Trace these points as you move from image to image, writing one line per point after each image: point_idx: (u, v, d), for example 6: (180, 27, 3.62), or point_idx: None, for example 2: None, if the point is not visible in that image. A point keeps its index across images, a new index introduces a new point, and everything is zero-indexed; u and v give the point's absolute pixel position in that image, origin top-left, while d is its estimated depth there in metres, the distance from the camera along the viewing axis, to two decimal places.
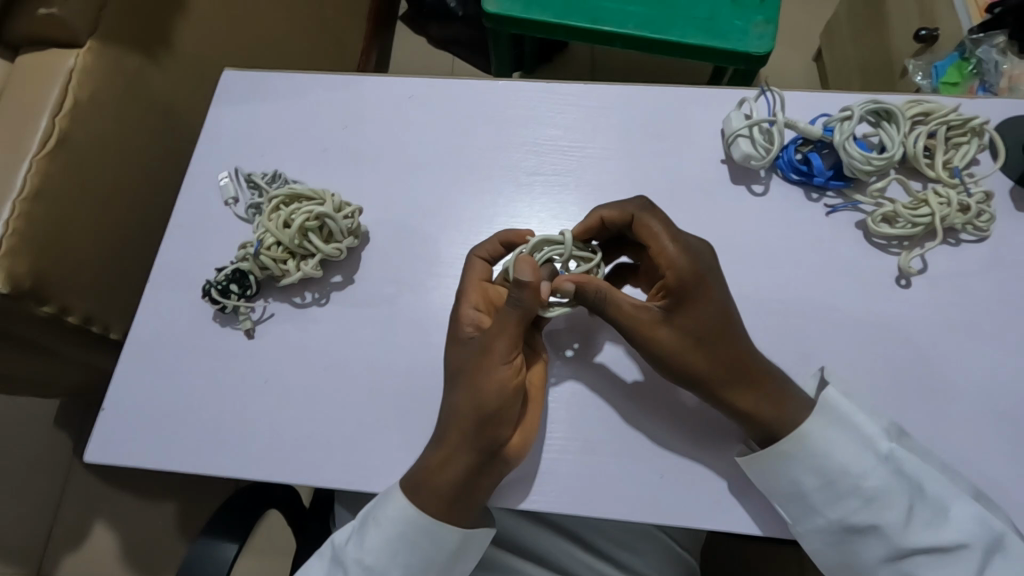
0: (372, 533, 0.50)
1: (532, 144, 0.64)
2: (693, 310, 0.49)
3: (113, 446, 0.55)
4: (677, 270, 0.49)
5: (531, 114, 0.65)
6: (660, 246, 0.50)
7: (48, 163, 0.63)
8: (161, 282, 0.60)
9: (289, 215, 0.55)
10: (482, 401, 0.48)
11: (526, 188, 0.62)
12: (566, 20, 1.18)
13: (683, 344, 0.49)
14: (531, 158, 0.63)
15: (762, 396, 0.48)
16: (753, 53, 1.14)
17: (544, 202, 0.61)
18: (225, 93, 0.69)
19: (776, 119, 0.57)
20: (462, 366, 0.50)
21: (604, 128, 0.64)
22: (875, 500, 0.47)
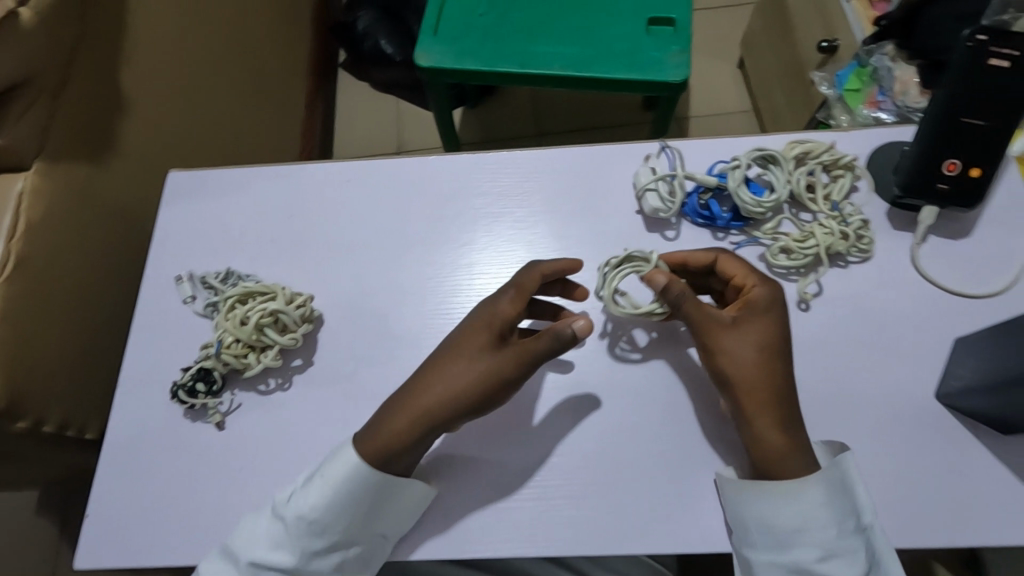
0: (317, 489, 0.53)
1: (469, 215, 0.69)
2: (755, 328, 0.55)
3: (100, 550, 0.58)
4: (755, 292, 0.56)
5: (465, 184, 0.70)
6: (740, 275, 0.58)
7: (7, 287, 0.65)
8: (131, 386, 0.64)
9: (244, 314, 0.59)
10: (470, 387, 0.55)
11: (467, 258, 0.67)
12: (495, 67, 1.25)
13: (745, 354, 0.54)
14: (469, 228, 0.68)
15: (790, 429, 0.53)
16: (672, 81, 1.22)
17: (484, 270, 0.67)
18: (172, 194, 0.72)
19: (677, 174, 0.63)
20: (480, 355, 0.55)
21: (530, 191, 0.69)
22: (834, 556, 0.49)
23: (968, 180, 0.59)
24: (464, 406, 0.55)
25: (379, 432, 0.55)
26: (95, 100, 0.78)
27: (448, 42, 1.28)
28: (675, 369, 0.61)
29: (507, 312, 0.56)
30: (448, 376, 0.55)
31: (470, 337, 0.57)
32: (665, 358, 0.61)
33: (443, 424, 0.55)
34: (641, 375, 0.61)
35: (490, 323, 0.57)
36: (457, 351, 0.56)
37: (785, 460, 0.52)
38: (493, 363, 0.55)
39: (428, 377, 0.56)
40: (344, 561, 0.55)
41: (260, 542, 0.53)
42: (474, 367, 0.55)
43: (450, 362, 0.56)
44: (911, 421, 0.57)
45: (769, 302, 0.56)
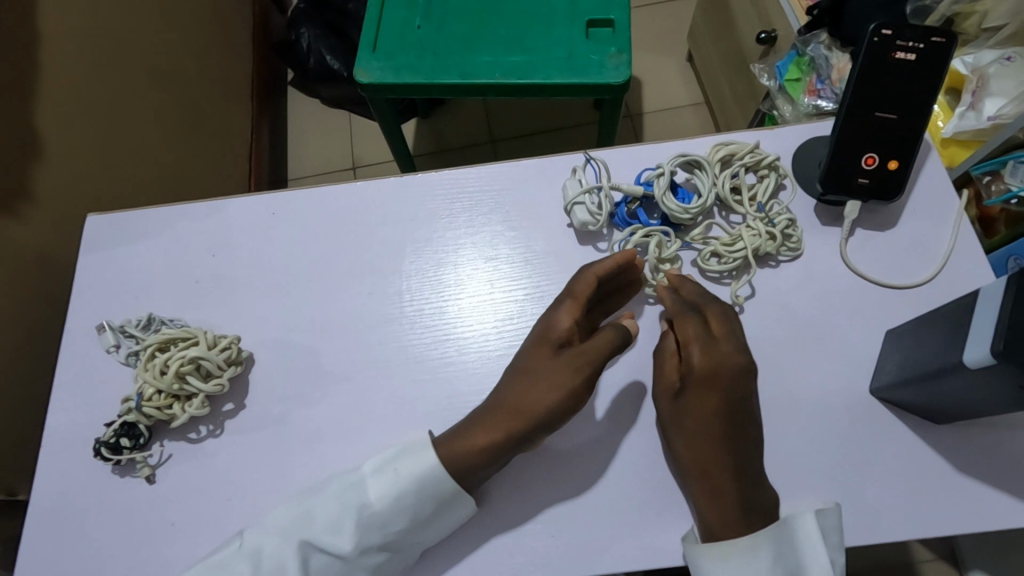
0: (384, 481, 0.54)
1: (399, 241, 0.68)
2: (699, 403, 0.54)
3: None
4: (694, 365, 0.55)
5: (393, 210, 0.69)
6: (689, 348, 0.55)
7: None
8: (54, 445, 0.61)
9: (164, 363, 0.57)
10: (543, 399, 0.53)
11: (398, 286, 0.66)
12: (437, 80, 1.23)
13: (679, 426, 0.54)
14: (400, 254, 0.67)
15: (728, 500, 0.51)
16: (612, 83, 1.21)
17: (417, 297, 0.65)
18: (91, 240, 0.70)
19: (602, 186, 0.62)
20: (547, 366, 0.55)
21: (464, 206, 0.69)
22: None
23: (887, 172, 0.60)
24: (536, 419, 0.53)
25: (449, 458, 0.54)
26: (7, 148, 0.75)
27: (387, 58, 1.26)
28: (616, 381, 0.60)
29: (566, 320, 0.57)
30: (519, 391, 0.55)
31: (534, 349, 0.57)
32: (602, 373, 0.61)
33: (517, 440, 0.53)
34: None
35: (551, 334, 0.57)
36: (525, 366, 0.56)
37: (731, 524, 0.51)
38: (559, 371, 0.54)
39: (498, 398, 0.56)
40: (387, 563, 0.54)
41: (321, 527, 0.53)
42: (540, 380, 0.54)
43: (516, 379, 0.56)
44: (847, 418, 0.57)
45: (717, 372, 0.54)
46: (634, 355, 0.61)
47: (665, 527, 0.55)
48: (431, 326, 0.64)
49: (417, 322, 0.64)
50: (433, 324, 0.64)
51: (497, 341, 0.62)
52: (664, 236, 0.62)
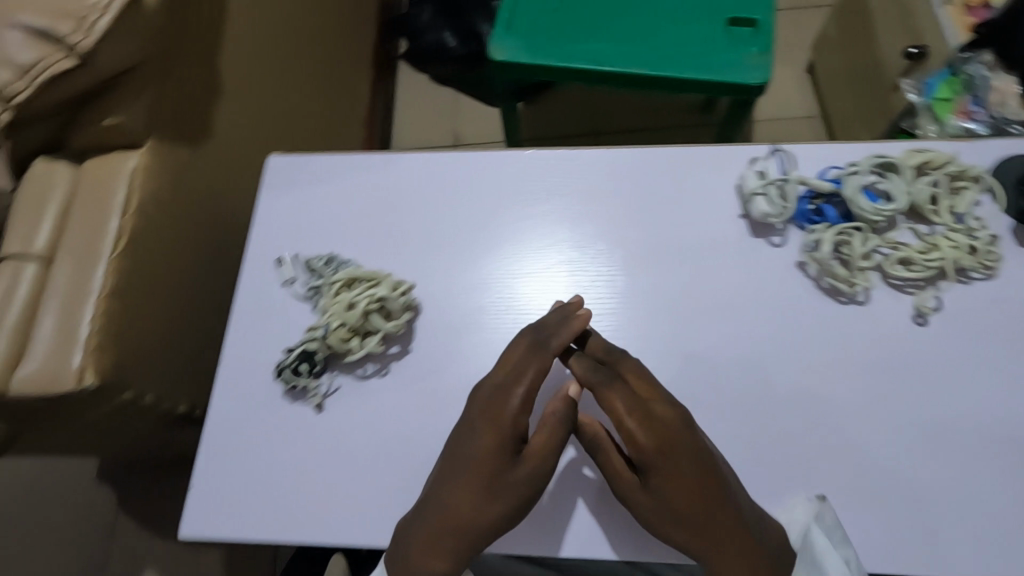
0: None
1: (523, 223, 0.68)
2: (673, 474, 0.51)
3: (203, 520, 0.59)
4: (641, 444, 0.51)
5: (521, 193, 0.70)
6: (628, 428, 0.52)
7: (121, 263, 0.65)
8: (232, 364, 0.65)
9: (352, 299, 0.61)
10: (501, 506, 0.52)
11: (520, 268, 0.67)
12: (571, 64, 1.23)
13: (663, 501, 0.51)
14: (524, 237, 0.68)
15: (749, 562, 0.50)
16: (752, 84, 1.19)
17: (538, 280, 0.66)
18: (272, 178, 0.74)
19: (788, 179, 0.62)
20: (496, 473, 0.52)
21: (588, 199, 0.69)
22: None
23: None
24: (509, 520, 0.52)
25: (429, 564, 0.52)
26: (198, 84, 0.80)
27: (523, 38, 1.26)
28: (784, 378, 0.59)
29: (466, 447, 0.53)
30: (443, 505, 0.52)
31: (466, 446, 0.53)
32: (769, 368, 0.60)
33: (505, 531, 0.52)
34: (744, 382, 0.59)
35: (496, 428, 0.53)
36: (443, 480, 0.53)
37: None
38: (529, 474, 0.52)
39: (442, 498, 0.52)
40: None
41: None
42: (503, 484, 0.52)
43: (455, 482, 0.53)
44: None
45: (665, 443, 0.51)
46: (806, 355, 0.60)
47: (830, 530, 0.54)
48: (543, 315, 0.64)
49: (529, 310, 0.65)
50: (552, 308, 0.64)
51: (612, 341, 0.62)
52: (857, 231, 0.60)
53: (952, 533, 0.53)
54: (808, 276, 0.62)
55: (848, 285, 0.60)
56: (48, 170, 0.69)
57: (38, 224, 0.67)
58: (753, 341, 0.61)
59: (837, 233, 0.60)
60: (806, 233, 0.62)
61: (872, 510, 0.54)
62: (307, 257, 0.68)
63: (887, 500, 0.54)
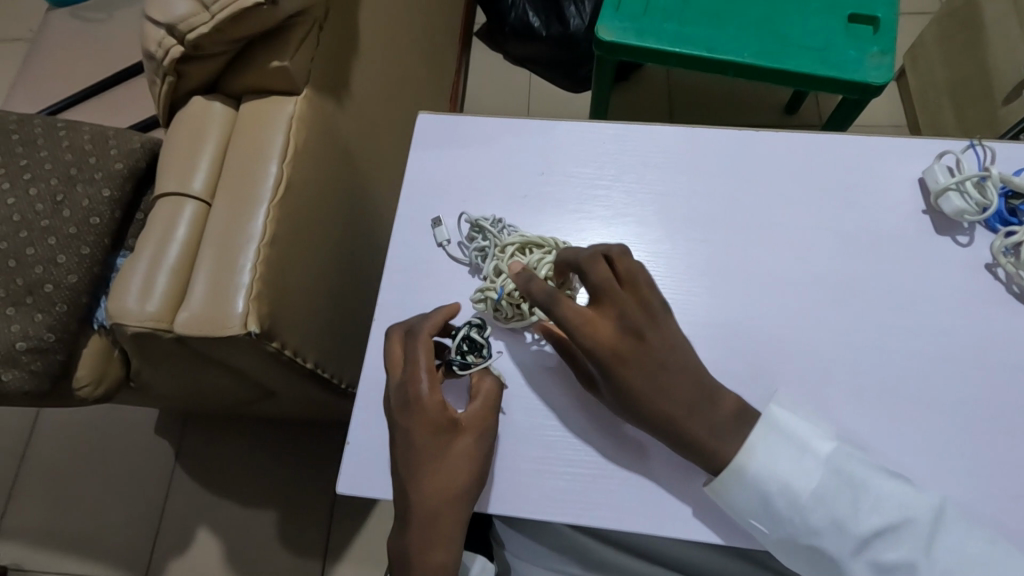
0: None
1: (652, 203, 0.67)
2: (637, 366, 0.51)
3: (357, 482, 0.57)
4: (601, 341, 0.51)
5: (649, 172, 0.68)
6: (593, 322, 0.51)
7: (281, 209, 0.64)
8: (384, 322, 0.63)
9: (531, 263, 0.60)
10: (461, 479, 0.53)
11: (649, 246, 0.65)
12: (681, 49, 1.20)
13: (648, 401, 0.51)
14: (651, 216, 0.66)
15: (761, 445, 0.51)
16: (870, 83, 1.15)
17: (667, 260, 0.64)
18: (420, 137, 0.72)
19: (991, 174, 0.58)
20: (443, 454, 0.53)
21: (701, 171, 0.67)
22: (823, 502, 0.49)
23: None
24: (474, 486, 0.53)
25: (433, 555, 0.52)
26: (343, 36, 0.78)
27: (634, 18, 1.23)
28: (969, 381, 0.57)
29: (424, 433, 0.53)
30: (429, 496, 0.52)
31: (415, 443, 0.53)
32: (953, 370, 0.57)
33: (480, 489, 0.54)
34: (927, 383, 0.57)
35: (427, 422, 0.53)
36: (419, 469, 0.52)
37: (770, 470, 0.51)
38: (467, 451, 0.53)
39: (422, 494, 0.52)
40: None
41: None
42: (450, 461, 0.53)
43: (423, 477, 0.52)
44: None
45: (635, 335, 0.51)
46: (995, 360, 0.57)
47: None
48: (669, 294, 0.62)
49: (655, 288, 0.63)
50: (682, 290, 0.62)
51: (747, 328, 0.60)
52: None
53: None
54: (999, 279, 0.60)
55: None
56: (203, 109, 0.69)
57: (195, 164, 0.66)
58: (938, 342, 0.58)
59: None
60: (1000, 236, 0.59)
61: None
62: (469, 215, 0.66)
63: None
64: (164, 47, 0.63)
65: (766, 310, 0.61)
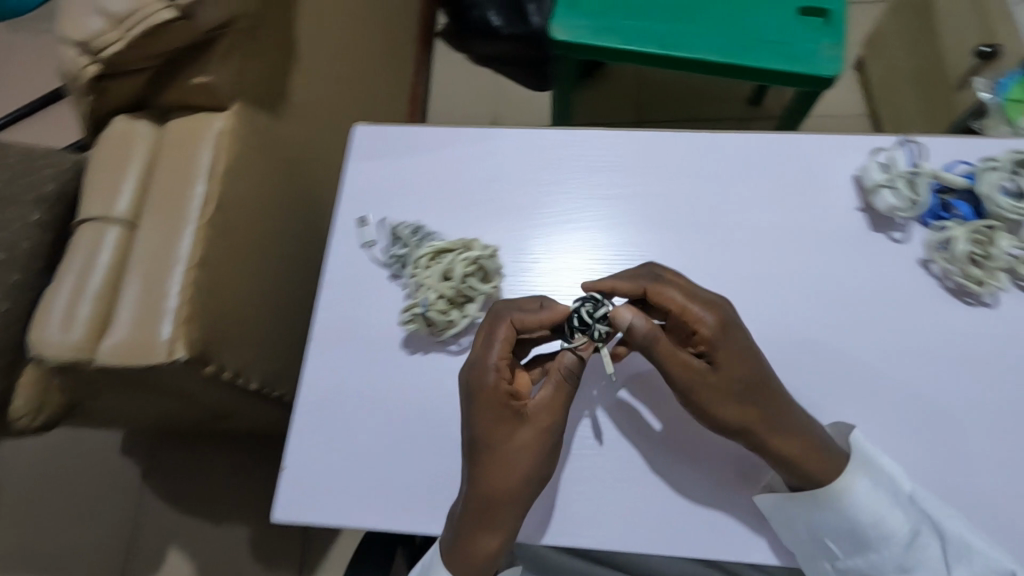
0: None
1: (619, 210, 0.66)
2: (733, 352, 0.51)
3: (297, 506, 0.56)
4: (706, 326, 0.51)
5: (614, 178, 0.67)
6: (694, 308, 0.52)
7: (210, 230, 0.62)
8: (322, 341, 0.62)
9: (447, 267, 0.57)
10: (522, 469, 0.51)
11: (619, 254, 0.64)
12: (638, 46, 1.18)
13: (712, 393, 0.50)
14: (621, 223, 0.65)
15: (797, 441, 0.50)
16: (824, 76, 1.15)
17: (638, 268, 0.63)
18: (357, 148, 0.70)
19: (922, 171, 0.59)
20: (506, 441, 0.51)
21: (651, 180, 0.67)
22: (883, 534, 0.51)
23: None
24: (536, 477, 0.52)
25: (488, 542, 0.51)
26: (280, 45, 0.75)
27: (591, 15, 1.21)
28: (906, 378, 0.57)
29: (490, 418, 0.52)
30: (491, 483, 0.51)
31: (481, 427, 0.52)
32: (890, 369, 0.57)
33: (541, 478, 0.52)
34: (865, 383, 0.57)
35: (495, 407, 0.52)
36: (481, 455, 0.51)
37: (802, 463, 0.51)
38: (529, 439, 0.51)
39: (478, 483, 0.51)
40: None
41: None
42: (512, 449, 0.51)
43: (484, 463, 0.51)
44: None
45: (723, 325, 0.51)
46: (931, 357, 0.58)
47: None
48: None
49: None
50: None
51: None
52: (992, 230, 0.57)
53: None
54: (933, 275, 0.60)
55: (977, 285, 0.57)
56: (128, 129, 0.66)
57: (119, 187, 0.64)
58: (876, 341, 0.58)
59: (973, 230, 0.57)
60: (936, 231, 0.59)
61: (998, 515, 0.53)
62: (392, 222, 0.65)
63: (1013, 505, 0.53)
64: (78, 68, 0.60)
65: None
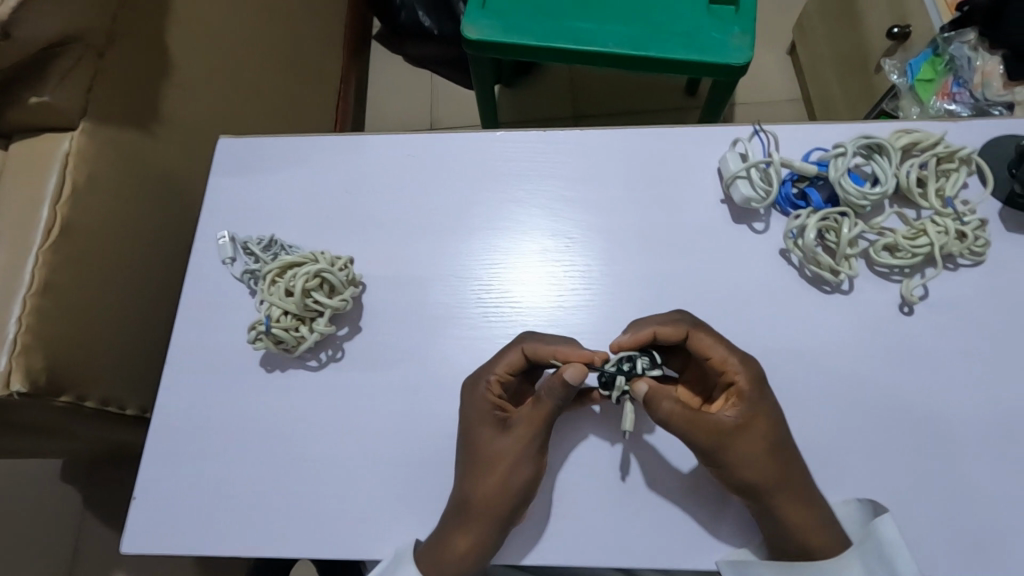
0: None
1: (537, 201, 0.64)
2: (758, 413, 0.51)
3: (150, 536, 0.55)
4: (745, 375, 0.51)
5: (529, 170, 0.65)
6: (722, 357, 0.52)
7: (54, 254, 0.61)
8: (180, 364, 0.60)
9: (288, 283, 0.56)
10: (502, 475, 0.51)
11: (541, 246, 0.62)
12: (551, 43, 1.16)
13: (743, 460, 0.49)
14: (540, 216, 0.63)
15: (812, 509, 0.50)
16: (733, 65, 1.14)
17: (560, 258, 0.62)
18: (220, 162, 0.68)
19: (773, 160, 0.58)
20: (493, 446, 0.52)
21: (571, 187, 0.64)
22: None
23: None
24: (516, 487, 0.51)
25: (457, 543, 0.51)
26: (145, 57, 0.72)
27: (500, 14, 1.19)
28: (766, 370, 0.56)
29: (476, 435, 0.53)
30: (473, 490, 0.51)
31: (474, 433, 0.53)
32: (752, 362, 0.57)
33: (520, 491, 0.51)
34: None
35: (479, 415, 0.53)
36: (469, 461, 0.53)
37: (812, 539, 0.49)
38: (512, 449, 0.52)
39: (463, 484, 0.52)
40: None
41: None
42: (496, 454, 0.52)
43: (469, 465, 0.53)
44: (1022, 443, 0.53)
45: (759, 378, 0.52)
46: (792, 346, 0.57)
47: None
48: (565, 294, 0.60)
49: (553, 288, 0.61)
50: (580, 289, 0.60)
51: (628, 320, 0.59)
52: (843, 216, 0.57)
53: (948, 537, 0.51)
54: (792, 264, 0.59)
55: (830, 273, 0.57)
56: None
57: None
58: (737, 334, 0.58)
59: (825, 217, 0.57)
60: (790, 219, 0.58)
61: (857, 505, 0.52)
62: (245, 237, 0.62)
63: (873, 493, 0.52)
64: None
65: (618, 306, 0.59)
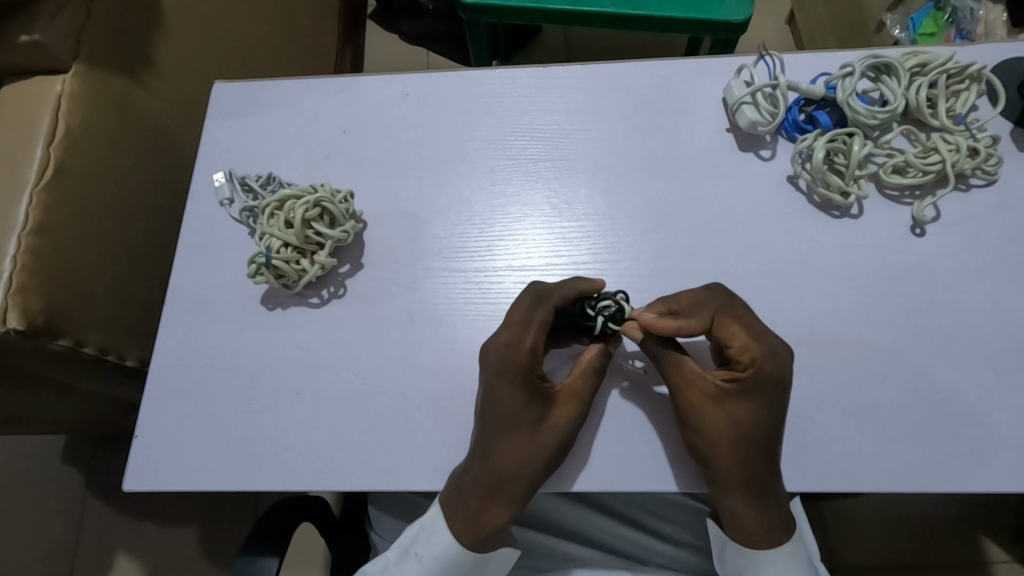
0: (413, 567, 0.52)
1: (534, 132, 0.63)
2: (759, 409, 0.48)
3: (152, 473, 0.54)
4: (756, 372, 0.48)
5: (530, 102, 0.64)
6: (743, 347, 0.49)
7: (48, 195, 0.60)
8: (177, 306, 0.59)
9: (288, 215, 0.55)
10: (545, 451, 0.49)
11: (535, 176, 0.61)
12: (546, 4, 0.99)
13: (714, 447, 0.49)
14: (535, 146, 0.62)
15: (780, 506, 0.50)
16: (732, 21, 0.97)
17: (554, 189, 0.61)
18: (216, 106, 0.66)
19: (779, 83, 0.58)
20: (531, 422, 0.49)
21: (574, 120, 0.63)
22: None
23: None
24: (554, 462, 0.50)
25: (490, 512, 0.50)
26: (135, 5, 0.70)
27: None
28: (775, 295, 0.55)
29: (506, 406, 0.50)
30: (503, 465, 0.49)
31: (502, 402, 0.50)
32: (762, 287, 0.56)
33: (558, 461, 0.50)
34: None
35: (508, 384, 0.50)
36: (500, 434, 0.49)
37: (773, 531, 0.50)
38: (549, 422, 0.50)
39: (496, 455, 0.49)
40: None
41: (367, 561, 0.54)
42: (537, 430, 0.49)
43: (504, 437, 0.49)
44: None
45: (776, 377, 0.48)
46: (801, 272, 0.56)
47: (829, 449, 0.51)
48: (558, 226, 0.59)
49: (547, 220, 0.60)
50: (573, 219, 0.59)
51: (623, 248, 0.58)
52: (851, 136, 0.56)
53: (961, 454, 0.50)
54: (800, 190, 0.58)
55: (838, 194, 0.56)
56: None
57: None
58: (746, 260, 0.56)
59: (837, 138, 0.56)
60: (797, 141, 0.57)
61: (871, 425, 0.52)
62: (242, 175, 0.61)
63: (885, 413, 0.52)
64: None
65: (622, 236, 0.58)
